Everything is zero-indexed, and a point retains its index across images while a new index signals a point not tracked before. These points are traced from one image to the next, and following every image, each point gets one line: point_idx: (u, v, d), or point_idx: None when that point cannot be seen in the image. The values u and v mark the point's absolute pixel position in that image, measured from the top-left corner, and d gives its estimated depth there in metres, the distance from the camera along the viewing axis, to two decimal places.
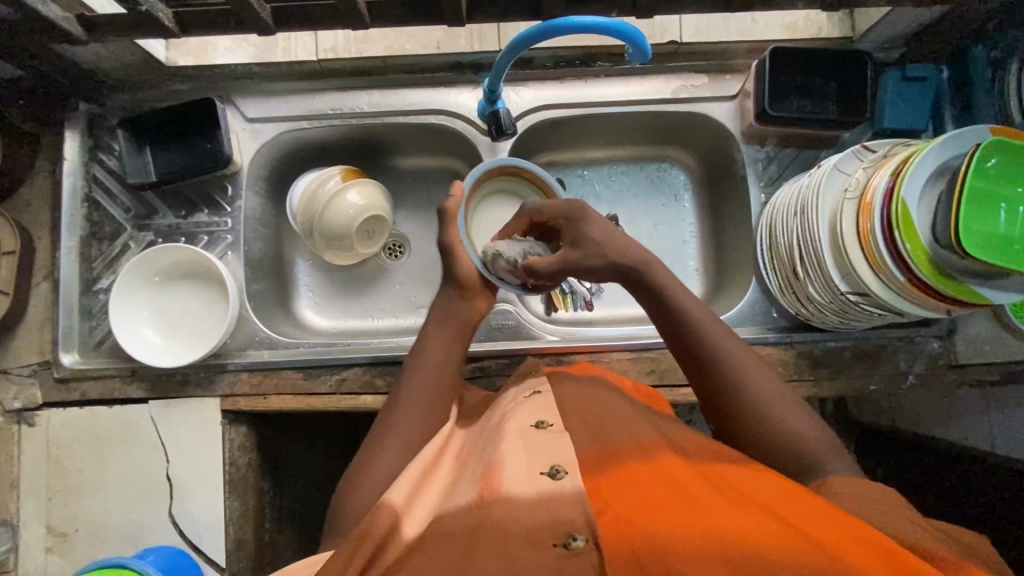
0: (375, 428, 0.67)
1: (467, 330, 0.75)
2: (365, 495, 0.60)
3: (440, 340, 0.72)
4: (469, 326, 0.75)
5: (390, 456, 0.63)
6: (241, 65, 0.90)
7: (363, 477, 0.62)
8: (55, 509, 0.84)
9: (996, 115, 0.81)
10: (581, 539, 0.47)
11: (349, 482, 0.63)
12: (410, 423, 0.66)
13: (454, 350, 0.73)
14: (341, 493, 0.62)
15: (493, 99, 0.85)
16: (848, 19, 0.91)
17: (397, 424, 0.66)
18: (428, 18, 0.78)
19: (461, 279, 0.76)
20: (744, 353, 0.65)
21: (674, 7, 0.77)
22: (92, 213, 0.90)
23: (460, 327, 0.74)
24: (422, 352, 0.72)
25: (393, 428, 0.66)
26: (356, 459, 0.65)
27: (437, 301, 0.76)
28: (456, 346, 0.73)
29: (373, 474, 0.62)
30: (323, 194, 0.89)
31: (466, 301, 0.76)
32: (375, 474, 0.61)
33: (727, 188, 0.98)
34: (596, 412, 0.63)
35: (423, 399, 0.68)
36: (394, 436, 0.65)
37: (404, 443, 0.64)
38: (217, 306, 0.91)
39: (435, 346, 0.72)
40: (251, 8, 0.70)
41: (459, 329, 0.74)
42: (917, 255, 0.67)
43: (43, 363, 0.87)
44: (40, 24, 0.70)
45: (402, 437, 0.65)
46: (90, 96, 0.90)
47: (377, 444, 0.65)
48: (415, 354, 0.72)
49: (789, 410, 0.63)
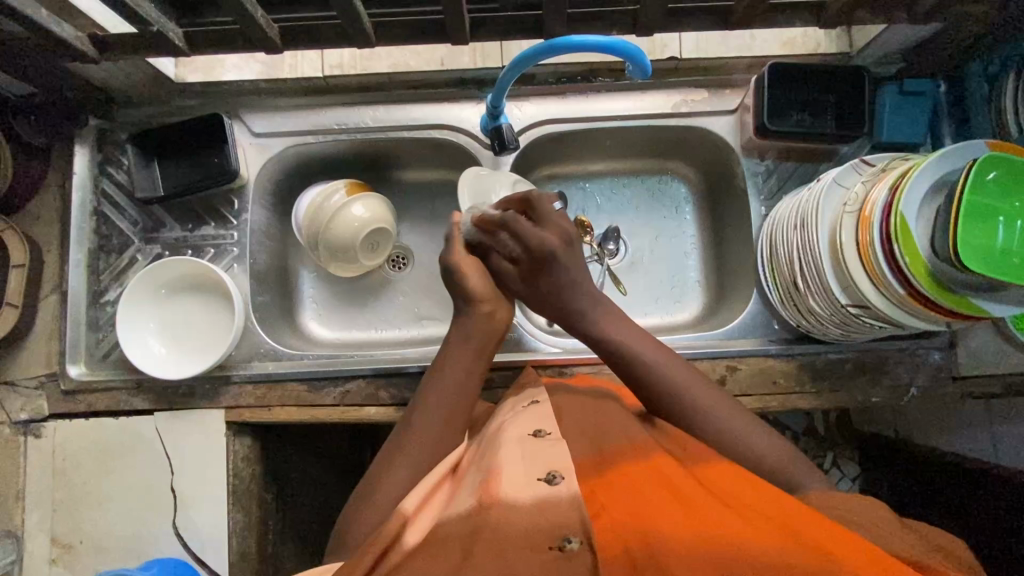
0: (389, 441, 0.68)
1: (487, 348, 0.74)
2: (364, 512, 0.60)
3: (458, 361, 0.71)
4: (486, 350, 0.73)
5: (399, 476, 0.63)
6: (247, 81, 0.93)
7: (369, 492, 0.62)
8: (60, 521, 0.84)
9: (993, 129, 0.82)
10: (576, 542, 0.47)
11: (354, 497, 0.63)
12: (420, 442, 0.65)
13: (474, 366, 0.72)
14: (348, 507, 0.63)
15: (496, 114, 0.86)
16: (845, 36, 0.92)
17: (407, 445, 0.65)
18: (433, 36, 0.80)
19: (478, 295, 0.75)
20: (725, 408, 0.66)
21: (673, 25, 0.79)
22: (100, 226, 0.91)
23: (479, 348, 0.73)
24: (438, 372, 0.71)
25: (404, 445, 0.66)
26: (371, 468, 0.65)
27: (462, 318, 0.75)
28: (476, 365, 0.72)
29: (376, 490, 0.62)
30: (326, 207, 0.91)
31: (483, 316, 0.74)
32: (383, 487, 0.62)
33: (727, 200, 0.99)
34: (597, 425, 0.63)
35: (437, 416, 0.67)
36: (404, 454, 0.65)
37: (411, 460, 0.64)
38: (223, 319, 0.91)
39: (453, 366, 0.71)
40: (259, 27, 0.72)
41: (480, 350, 0.73)
42: (914, 266, 0.68)
43: (50, 375, 0.88)
44: (54, 44, 0.72)
45: (410, 454, 0.65)
46: (99, 112, 0.91)
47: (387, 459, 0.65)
48: (434, 369, 0.72)
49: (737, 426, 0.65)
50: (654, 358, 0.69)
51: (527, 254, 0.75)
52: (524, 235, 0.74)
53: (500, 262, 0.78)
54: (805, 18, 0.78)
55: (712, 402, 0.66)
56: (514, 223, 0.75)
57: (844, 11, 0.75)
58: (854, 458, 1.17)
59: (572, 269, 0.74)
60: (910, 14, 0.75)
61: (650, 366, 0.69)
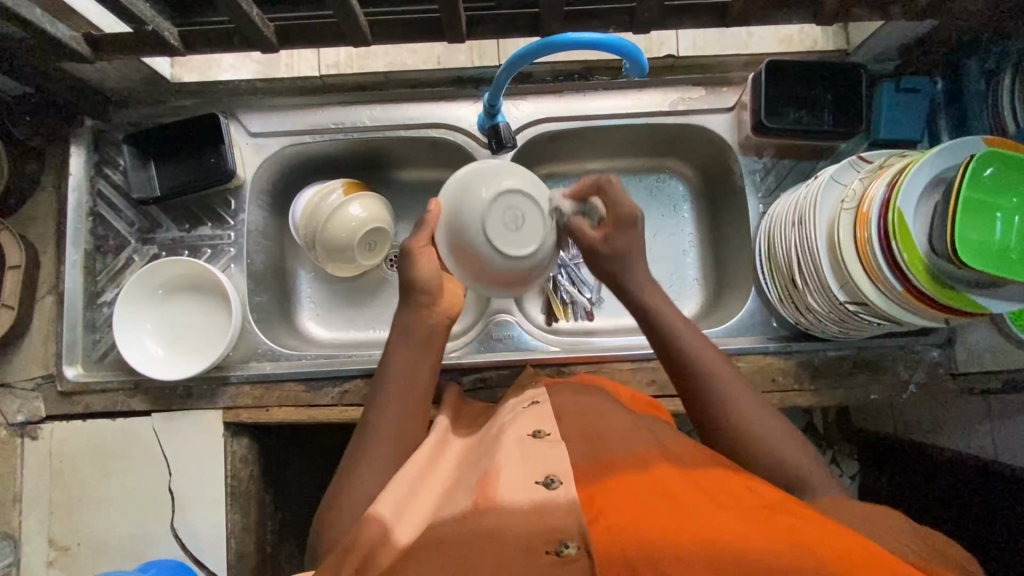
0: (350, 445, 0.67)
1: (436, 338, 0.72)
2: (340, 518, 0.60)
3: (409, 353, 0.71)
4: (437, 339, 0.72)
5: (366, 480, 0.62)
6: (245, 81, 0.93)
7: (338, 499, 0.61)
8: (57, 523, 0.84)
9: (990, 126, 0.82)
10: (572, 546, 0.47)
11: (324, 506, 0.63)
12: (386, 443, 0.65)
13: (426, 357, 0.71)
14: (319, 517, 0.62)
15: (493, 113, 0.86)
16: (842, 33, 0.92)
17: (373, 447, 0.65)
18: (430, 34, 0.80)
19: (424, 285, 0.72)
20: (754, 406, 0.66)
21: (670, 22, 0.79)
22: (96, 227, 0.91)
23: (429, 337, 0.72)
24: (389, 368, 0.70)
25: (368, 447, 0.65)
26: (337, 474, 0.64)
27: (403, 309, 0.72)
28: (428, 356, 0.71)
29: (346, 496, 0.61)
30: (324, 207, 0.90)
31: (429, 305, 0.72)
32: (353, 492, 0.61)
33: (725, 198, 0.99)
34: (595, 423, 0.62)
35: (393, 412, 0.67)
36: (375, 459, 0.64)
37: (378, 461, 0.64)
38: (220, 320, 0.91)
39: (404, 360, 0.70)
40: (255, 26, 0.72)
41: (431, 340, 0.72)
42: (912, 263, 0.67)
43: (47, 376, 0.88)
44: (50, 44, 0.71)
45: (378, 455, 0.64)
46: (95, 112, 0.91)
47: (358, 460, 0.64)
48: (383, 367, 0.71)
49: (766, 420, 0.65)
50: (695, 342, 0.70)
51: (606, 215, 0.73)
52: (620, 197, 0.72)
53: (577, 221, 0.75)
54: (803, 15, 0.78)
55: (742, 398, 0.67)
56: (603, 184, 0.73)
57: (841, 8, 0.75)
58: (852, 454, 1.17)
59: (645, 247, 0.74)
60: (908, 10, 0.75)
61: (690, 347, 0.69)
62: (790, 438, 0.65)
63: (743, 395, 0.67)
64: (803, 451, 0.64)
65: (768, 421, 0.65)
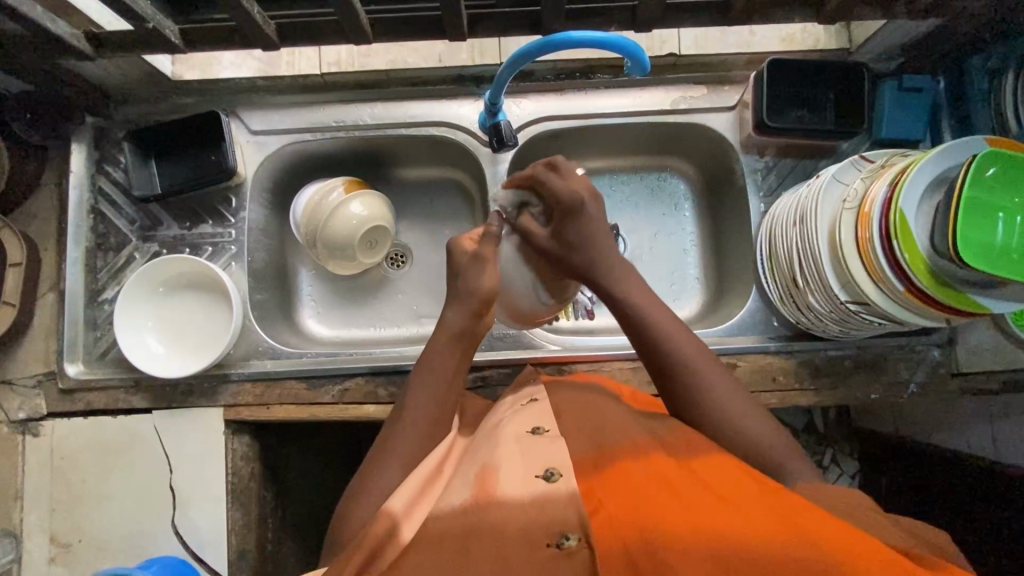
0: (376, 442, 0.67)
1: (472, 345, 0.72)
2: (354, 511, 0.60)
3: (444, 355, 0.71)
4: (472, 345, 0.72)
5: (388, 476, 0.62)
6: (245, 78, 0.92)
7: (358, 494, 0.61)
8: (59, 519, 0.84)
9: (992, 125, 0.82)
10: (573, 539, 0.47)
11: (344, 501, 0.62)
12: (410, 441, 0.64)
13: (460, 362, 0.71)
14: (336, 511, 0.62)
15: (494, 111, 0.86)
16: (844, 31, 0.92)
17: (398, 445, 0.64)
18: (431, 32, 0.80)
19: (479, 294, 0.71)
20: (722, 382, 0.66)
21: (671, 21, 0.79)
22: (97, 224, 0.91)
23: (465, 343, 0.71)
24: (425, 368, 0.70)
25: (393, 445, 0.64)
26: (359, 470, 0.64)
27: (448, 313, 0.72)
28: (461, 361, 0.71)
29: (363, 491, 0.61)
30: (325, 205, 0.90)
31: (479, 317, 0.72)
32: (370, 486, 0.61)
33: (726, 197, 0.99)
34: (595, 421, 0.62)
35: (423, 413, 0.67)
36: (393, 454, 0.64)
37: (400, 458, 0.63)
38: (220, 317, 0.91)
39: (439, 362, 0.70)
40: (256, 25, 0.72)
41: (467, 346, 0.72)
42: (913, 262, 0.67)
43: (47, 374, 0.88)
44: (50, 41, 0.71)
45: (398, 451, 0.64)
46: (97, 110, 0.91)
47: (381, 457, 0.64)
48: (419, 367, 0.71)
49: (725, 385, 0.66)
50: (660, 319, 0.69)
51: (553, 207, 0.72)
52: (554, 187, 0.71)
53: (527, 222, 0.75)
54: (804, 14, 0.78)
55: (711, 375, 0.66)
56: (542, 173, 0.73)
57: (844, 7, 0.74)
58: (852, 454, 1.16)
59: (597, 228, 0.72)
60: (910, 9, 0.74)
61: (658, 326, 0.68)
62: (756, 413, 0.65)
63: (710, 373, 0.66)
64: (770, 425, 0.64)
65: (733, 400, 0.65)
